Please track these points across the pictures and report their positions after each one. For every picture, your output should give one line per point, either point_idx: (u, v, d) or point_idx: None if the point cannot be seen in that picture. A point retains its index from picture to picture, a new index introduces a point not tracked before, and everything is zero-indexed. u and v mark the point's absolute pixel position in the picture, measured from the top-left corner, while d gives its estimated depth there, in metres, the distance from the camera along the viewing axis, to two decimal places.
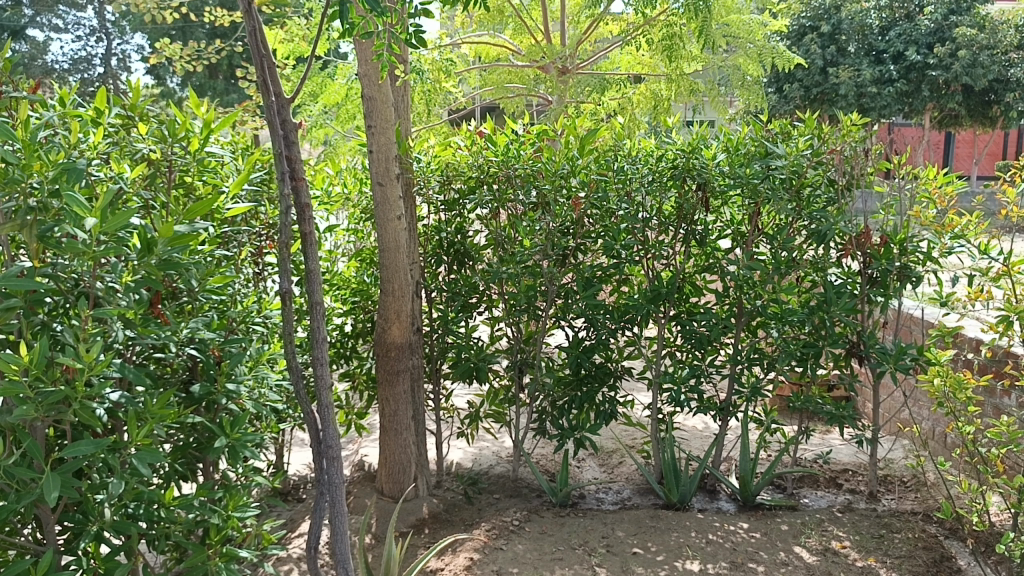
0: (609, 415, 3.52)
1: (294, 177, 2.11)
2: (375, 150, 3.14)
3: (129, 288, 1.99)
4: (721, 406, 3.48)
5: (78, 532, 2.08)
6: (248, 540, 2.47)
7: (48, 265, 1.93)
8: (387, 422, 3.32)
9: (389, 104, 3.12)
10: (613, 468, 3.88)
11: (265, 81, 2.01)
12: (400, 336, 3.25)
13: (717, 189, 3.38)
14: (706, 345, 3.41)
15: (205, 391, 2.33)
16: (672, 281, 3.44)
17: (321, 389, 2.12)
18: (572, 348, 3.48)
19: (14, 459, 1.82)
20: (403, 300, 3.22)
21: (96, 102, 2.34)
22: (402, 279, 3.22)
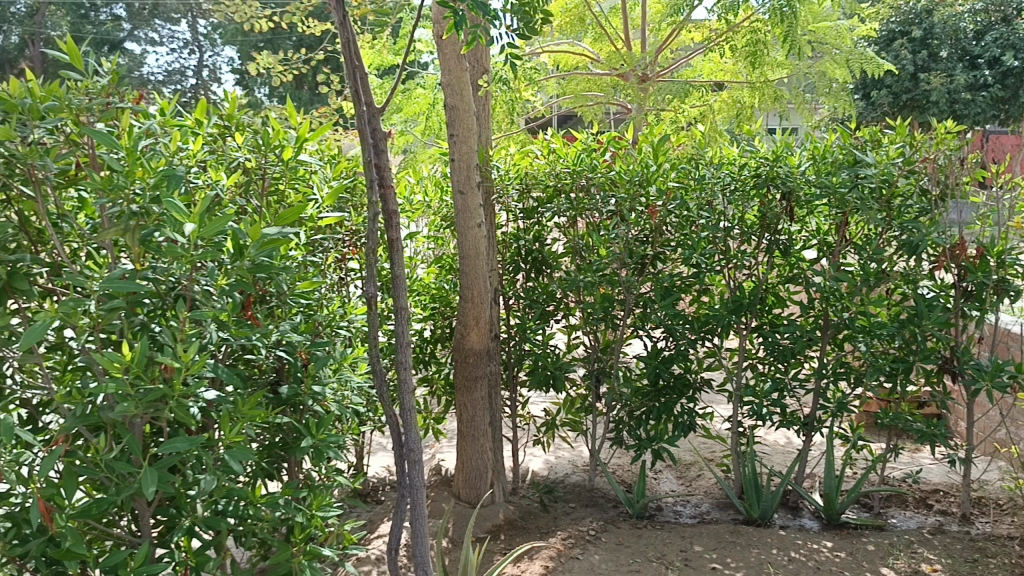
0: (687, 427, 3.45)
1: (381, 184, 2.16)
2: (457, 159, 3.17)
3: (223, 290, 2.05)
4: (805, 420, 3.38)
5: (171, 526, 2.16)
6: (330, 539, 2.52)
7: (148, 267, 1.98)
8: (464, 427, 3.34)
9: (471, 113, 3.16)
10: (691, 481, 3.82)
11: (357, 92, 2.06)
12: (478, 342, 3.28)
13: (803, 200, 3.29)
14: (789, 357, 3.34)
15: (292, 392, 2.40)
16: (754, 292, 3.39)
17: (403, 392, 2.17)
18: (650, 359, 3.44)
19: (114, 454, 1.92)
20: (482, 307, 3.25)
21: (196, 113, 2.45)
22: (481, 286, 3.24)
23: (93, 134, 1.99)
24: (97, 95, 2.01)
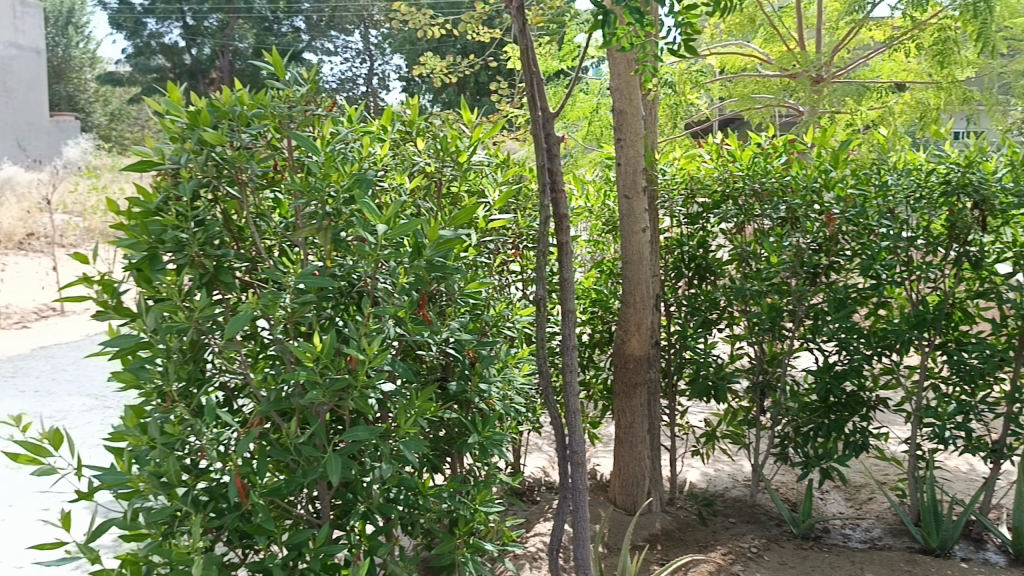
0: (859, 447, 3.28)
1: (553, 187, 2.19)
2: (623, 163, 3.14)
3: (403, 288, 2.12)
4: (994, 447, 3.14)
5: (347, 510, 2.27)
6: (491, 534, 2.57)
7: (337, 265, 2.12)
8: (622, 433, 3.32)
9: (639, 117, 3.14)
10: (861, 504, 3.62)
11: (534, 98, 2.10)
12: (639, 348, 3.24)
13: (999, 208, 3.08)
14: (977, 379, 3.10)
15: (460, 389, 2.47)
16: (939, 307, 3.18)
17: (569, 396, 2.18)
18: (821, 373, 3.29)
19: (302, 438, 2.04)
20: (644, 313, 3.21)
21: (381, 118, 2.53)
22: (644, 291, 3.21)
23: (292, 138, 2.13)
24: (296, 103, 2.15)
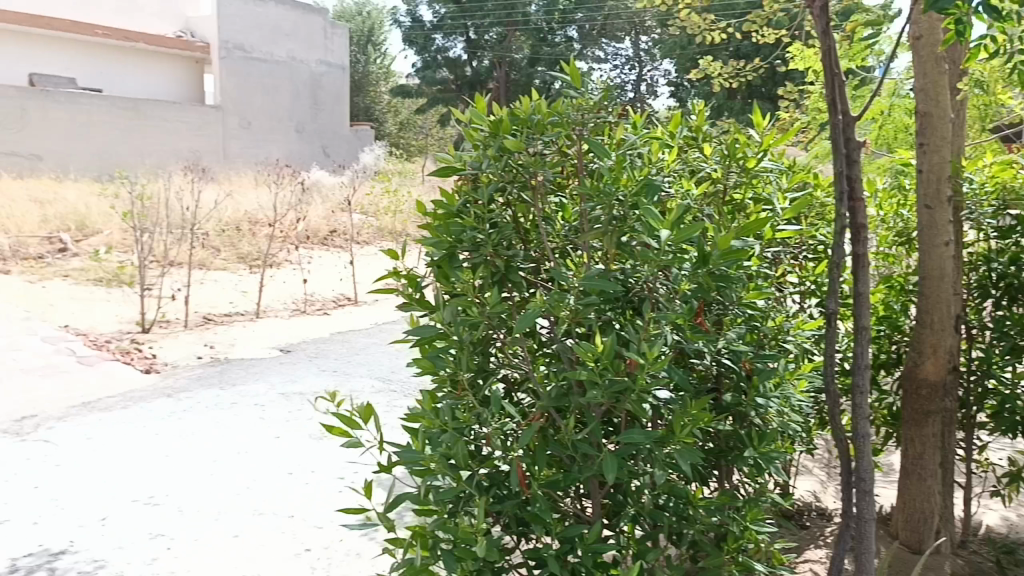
0: None
1: (851, 197, 2.09)
2: (926, 170, 2.89)
3: (684, 295, 2.14)
4: None
5: (618, 512, 2.31)
6: (761, 554, 2.48)
7: (620, 269, 2.17)
8: (909, 464, 3.05)
9: (947, 120, 2.86)
10: None
11: (835, 100, 2.00)
12: (935, 373, 2.94)
13: None
14: None
15: (735, 401, 2.40)
16: None
17: (859, 419, 2.06)
18: None
19: (579, 436, 2.10)
20: (943, 335, 2.91)
21: (670, 124, 2.54)
22: (944, 312, 2.90)
23: (583, 144, 2.20)
24: (589, 110, 2.20)
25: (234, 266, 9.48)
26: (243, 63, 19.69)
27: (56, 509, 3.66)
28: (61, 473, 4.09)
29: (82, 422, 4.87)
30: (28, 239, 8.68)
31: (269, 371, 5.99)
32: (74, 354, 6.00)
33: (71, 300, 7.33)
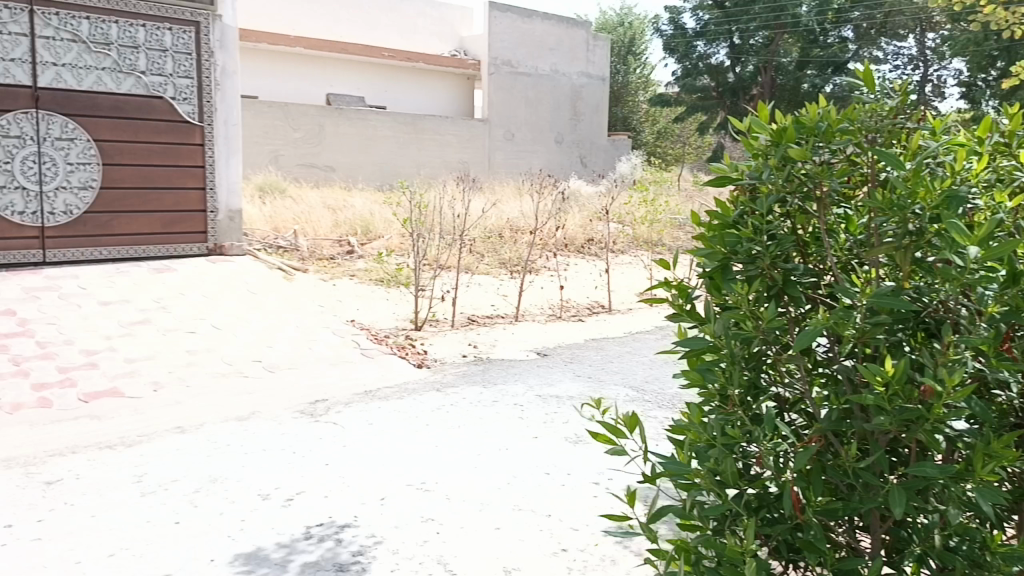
0: None
1: None
2: None
3: (993, 318, 1.91)
4: None
5: (902, 550, 2.15)
6: None
7: (914, 287, 2.02)
8: None
9: None
10: None
11: None
12: None
13: None
14: None
15: None
16: None
17: None
18: None
19: (863, 465, 1.95)
20: None
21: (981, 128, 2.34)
22: None
23: (875, 152, 2.10)
24: (884, 118, 2.13)
25: (496, 271, 9.99)
26: (510, 78, 20.66)
27: (343, 486, 4.06)
28: (348, 453, 4.54)
29: (364, 409, 5.38)
30: (325, 241, 9.78)
31: (527, 372, 6.24)
32: (358, 346, 6.64)
33: (359, 297, 8.15)
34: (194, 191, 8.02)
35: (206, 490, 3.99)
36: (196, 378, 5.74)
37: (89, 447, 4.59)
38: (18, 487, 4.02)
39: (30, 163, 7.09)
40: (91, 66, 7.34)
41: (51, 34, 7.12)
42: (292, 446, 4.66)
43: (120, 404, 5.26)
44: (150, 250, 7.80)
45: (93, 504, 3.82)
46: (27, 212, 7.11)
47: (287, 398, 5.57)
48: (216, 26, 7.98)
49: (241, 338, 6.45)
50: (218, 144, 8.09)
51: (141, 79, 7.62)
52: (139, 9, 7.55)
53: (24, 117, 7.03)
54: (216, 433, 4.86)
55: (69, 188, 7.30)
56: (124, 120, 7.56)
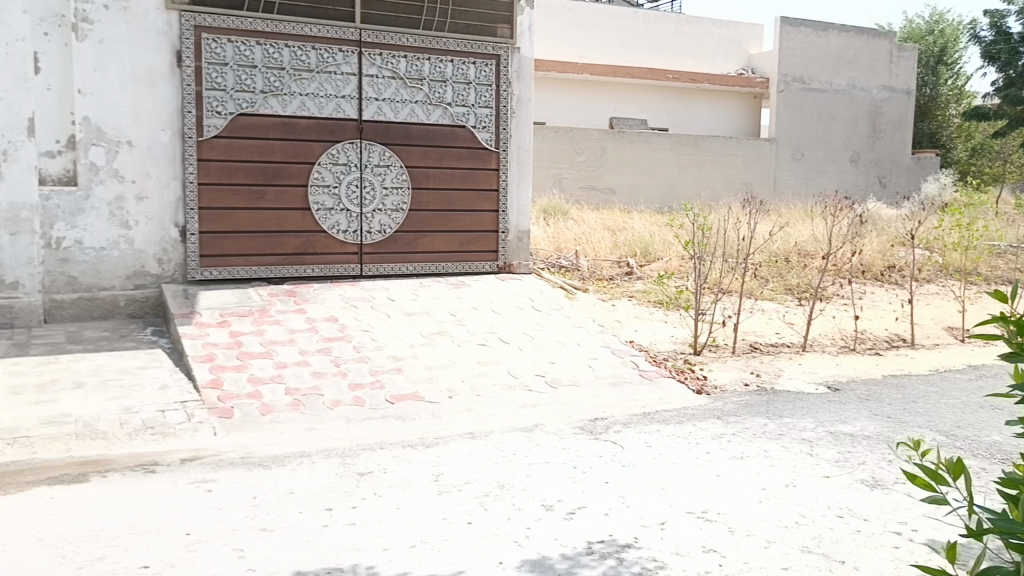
0: None
1: None
2: None
3: None
4: None
5: None
6: None
7: None
8: None
9: None
10: None
11: None
12: None
13: None
14: None
15: None
16: None
17: None
18: None
19: None
20: None
21: None
22: None
23: None
24: None
25: (783, 297, 9.55)
26: (801, 95, 19.76)
27: (623, 505, 4.10)
28: (627, 473, 4.57)
29: (643, 430, 5.39)
30: (604, 261, 9.84)
31: (817, 407, 5.87)
32: (638, 367, 6.67)
33: (637, 318, 8.09)
34: (489, 212, 8.62)
35: (495, 494, 4.23)
36: (486, 388, 6.09)
37: (395, 445, 5.06)
38: (337, 475, 4.52)
39: (353, 187, 7.97)
40: (406, 99, 8.13)
41: (375, 73, 7.99)
42: (574, 460, 4.79)
43: (421, 407, 5.74)
44: (448, 267, 8.46)
45: (398, 497, 4.20)
46: (349, 231, 8.00)
47: (569, 414, 5.74)
48: (514, 58, 8.59)
49: (526, 353, 6.75)
50: (511, 169, 8.67)
51: (448, 110, 8.32)
52: (448, 46, 8.28)
53: (350, 147, 7.93)
54: (503, 441, 5.13)
55: (384, 210, 8.13)
56: (431, 148, 8.29)
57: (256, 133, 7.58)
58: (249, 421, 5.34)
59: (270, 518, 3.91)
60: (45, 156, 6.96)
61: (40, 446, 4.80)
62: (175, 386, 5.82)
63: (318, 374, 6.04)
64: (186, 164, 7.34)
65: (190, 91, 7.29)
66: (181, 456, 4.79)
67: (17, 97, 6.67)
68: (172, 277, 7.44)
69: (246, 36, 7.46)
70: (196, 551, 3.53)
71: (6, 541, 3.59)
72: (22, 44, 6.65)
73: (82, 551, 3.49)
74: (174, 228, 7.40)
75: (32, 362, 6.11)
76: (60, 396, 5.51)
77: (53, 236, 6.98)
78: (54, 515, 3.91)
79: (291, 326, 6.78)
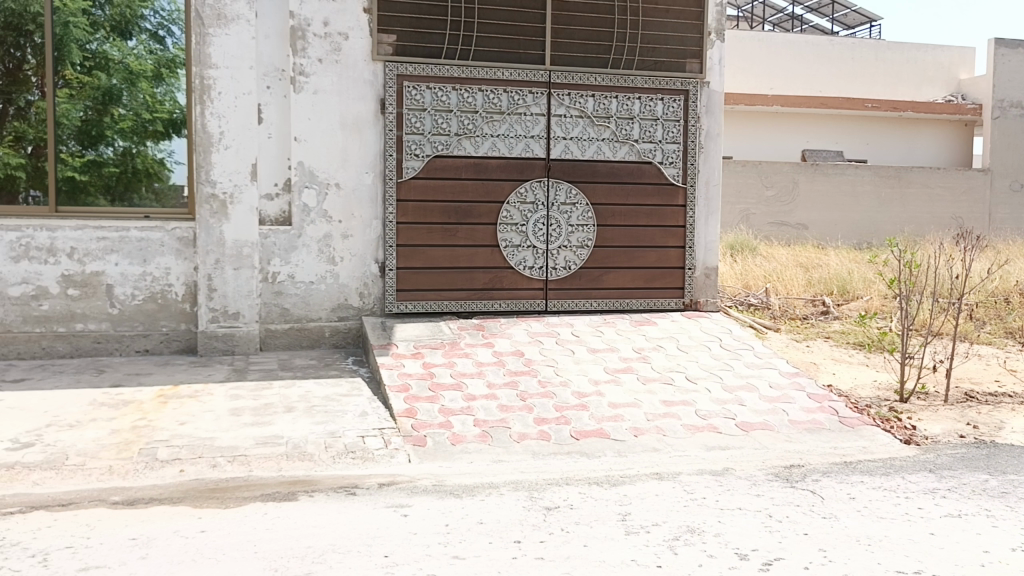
0: None
1: None
2: None
3: None
4: None
5: None
6: None
7: None
8: None
9: None
10: None
11: None
12: None
13: None
14: None
15: None
16: None
17: None
18: None
19: None
20: None
21: None
22: None
23: None
24: None
25: (1003, 342, 8.72)
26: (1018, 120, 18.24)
27: (825, 560, 3.86)
28: (828, 526, 4.30)
29: (844, 481, 5.07)
30: (797, 300, 9.40)
31: None
32: (836, 413, 6.29)
33: (835, 361, 7.62)
34: (675, 249, 8.51)
35: (685, 539, 4.10)
36: (673, 428, 5.96)
37: (581, 481, 5.05)
38: (525, 508, 4.58)
39: (540, 225, 8.14)
40: (593, 137, 8.23)
41: (563, 112, 8.16)
42: (769, 508, 4.57)
43: (607, 444, 5.69)
44: (633, 303, 8.42)
45: (585, 534, 4.18)
46: (536, 267, 8.16)
47: (762, 459, 5.50)
48: (703, 92, 8.49)
49: (715, 393, 6.56)
50: (699, 205, 8.53)
51: (635, 146, 8.33)
52: (636, 83, 8.31)
53: (539, 185, 8.11)
54: (693, 484, 4.99)
55: (570, 247, 8.23)
56: (618, 185, 8.33)
57: (450, 174, 7.93)
58: (441, 450, 5.52)
59: (462, 547, 4.01)
60: (264, 198, 7.63)
61: (256, 464, 5.21)
62: (374, 414, 6.14)
63: (505, 408, 6.16)
64: (387, 204, 7.79)
65: (392, 135, 7.76)
66: (378, 481, 5.03)
67: (244, 145, 7.38)
68: (371, 309, 7.89)
69: (443, 82, 7.86)
70: (393, 573, 3.67)
71: (227, 550, 3.90)
72: (249, 97, 7.36)
73: (292, 566, 3.73)
74: (374, 264, 7.86)
75: (250, 386, 6.67)
76: (273, 418, 5.97)
77: (269, 271, 7.61)
78: (268, 529, 4.21)
79: (480, 359, 6.98)
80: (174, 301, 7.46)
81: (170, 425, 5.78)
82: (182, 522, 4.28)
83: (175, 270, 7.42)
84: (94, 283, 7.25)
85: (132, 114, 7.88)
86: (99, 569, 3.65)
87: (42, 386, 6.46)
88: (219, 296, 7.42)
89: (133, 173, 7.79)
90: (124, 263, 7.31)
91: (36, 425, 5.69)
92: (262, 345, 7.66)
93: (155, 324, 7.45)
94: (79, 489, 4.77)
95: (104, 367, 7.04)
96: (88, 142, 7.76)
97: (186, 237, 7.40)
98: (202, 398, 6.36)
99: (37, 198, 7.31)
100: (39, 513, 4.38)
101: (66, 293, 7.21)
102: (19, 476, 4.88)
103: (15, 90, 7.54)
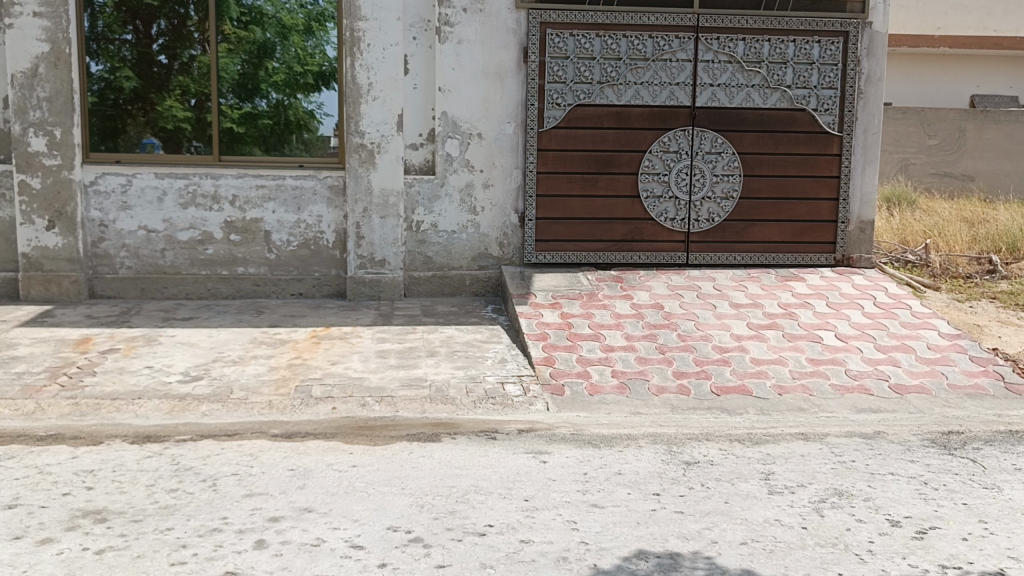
0: None
1: None
2: None
3: None
4: None
5: None
6: None
7: None
8: None
9: None
10: None
11: None
12: None
13: None
14: None
15: None
16: None
17: None
18: None
19: None
20: None
21: None
22: None
23: None
24: None
25: None
26: None
27: (986, 532, 3.65)
28: (990, 497, 4.05)
29: (1009, 451, 4.74)
30: (961, 256, 8.74)
31: None
32: (1002, 379, 5.89)
33: (1001, 324, 7.06)
34: (827, 201, 8.10)
35: (833, 502, 3.97)
36: (820, 388, 5.74)
37: (723, 438, 4.96)
38: (664, 461, 4.56)
39: (683, 175, 7.94)
40: (743, 84, 7.90)
41: (711, 58, 7.85)
42: (925, 475, 4.35)
43: (748, 402, 5.56)
44: (779, 258, 8.12)
45: (725, 491, 4.12)
46: (677, 219, 7.99)
47: (917, 424, 5.23)
48: (865, 34, 7.95)
49: (866, 352, 6.27)
50: (855, 155, 8.06)
51: (787, 93, 7.95)
52: (791, 26, 7.88)
53: (682, 134, 7.90)
54: (841, 446, 4.80)
55: (714, 198, 7.99)
56: (767, 133, 7.99)
57: (591, 123, 7.84)
58: (579, 399, 5.57)
59: (601, 496, 4.03)
60: (410, 148, 7.81)
61: (401, 406, 5.42)
62: (512, 361, 6.26)
63: (644, 359, 6.14)
64: (528, 154, 7.81)
65: (534, 84, 7.74)
66: (518, 427, 5.13)
67: (391, 95, 7.56)
68: (511, 259, 7.98)
69: (586, 29, 7.73)
70: (534, 517, 3.75)
71: (378, 485, 4.10)
72: (396, 48, 7.51)
73: (437, 503, 3.88)
74: (514, 214, 7.92)
75: (395, 330, 6.93)
76: (417, 362, 6.20)
77: (414, 220, 7.83)
78: (414, 467, 4.39)
79: (618, 311, 6.95)
80: (325, 248, 7.81)
81: (322, 365, 6.09)
82: (335, 456, 4.53)
83: (326, 218, 7.76)
84: (253, 229, 7.70)
85: (285, 66, 7.75)
86: (262, 496, 3.92)
87: (209, 324, 6.96)
88: (366, 244, 7.72)
89: (285, 124, 7.81)
90: (280, 211, 7.71)
91: (204, 360, 6.14)
92: (406, 291, 7.91)
93: (307, 269, 7.83)
94: (243, 421, 5.12)
95: (263, 309, 7.49)
96: (245, 96, 7.76)
97: (337, 186, 7.73)
98: (351, 340, 6.67)
99: (200, 148, 7.71)
100: (208, 441, 4.74)
101: (228, 239, 7.69)
102: (190, 407, 5.30)
103: (179, 46, 7.64)
